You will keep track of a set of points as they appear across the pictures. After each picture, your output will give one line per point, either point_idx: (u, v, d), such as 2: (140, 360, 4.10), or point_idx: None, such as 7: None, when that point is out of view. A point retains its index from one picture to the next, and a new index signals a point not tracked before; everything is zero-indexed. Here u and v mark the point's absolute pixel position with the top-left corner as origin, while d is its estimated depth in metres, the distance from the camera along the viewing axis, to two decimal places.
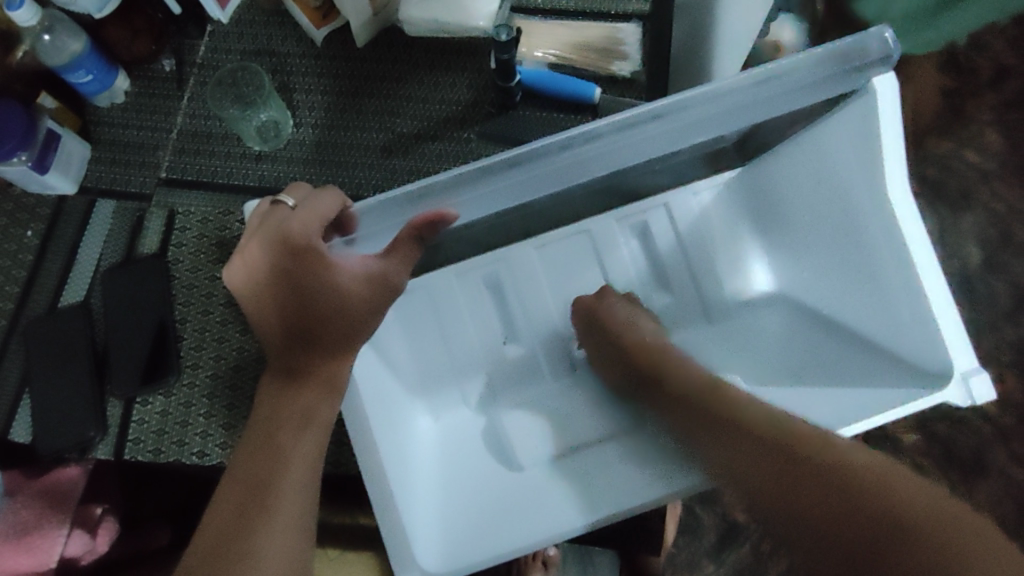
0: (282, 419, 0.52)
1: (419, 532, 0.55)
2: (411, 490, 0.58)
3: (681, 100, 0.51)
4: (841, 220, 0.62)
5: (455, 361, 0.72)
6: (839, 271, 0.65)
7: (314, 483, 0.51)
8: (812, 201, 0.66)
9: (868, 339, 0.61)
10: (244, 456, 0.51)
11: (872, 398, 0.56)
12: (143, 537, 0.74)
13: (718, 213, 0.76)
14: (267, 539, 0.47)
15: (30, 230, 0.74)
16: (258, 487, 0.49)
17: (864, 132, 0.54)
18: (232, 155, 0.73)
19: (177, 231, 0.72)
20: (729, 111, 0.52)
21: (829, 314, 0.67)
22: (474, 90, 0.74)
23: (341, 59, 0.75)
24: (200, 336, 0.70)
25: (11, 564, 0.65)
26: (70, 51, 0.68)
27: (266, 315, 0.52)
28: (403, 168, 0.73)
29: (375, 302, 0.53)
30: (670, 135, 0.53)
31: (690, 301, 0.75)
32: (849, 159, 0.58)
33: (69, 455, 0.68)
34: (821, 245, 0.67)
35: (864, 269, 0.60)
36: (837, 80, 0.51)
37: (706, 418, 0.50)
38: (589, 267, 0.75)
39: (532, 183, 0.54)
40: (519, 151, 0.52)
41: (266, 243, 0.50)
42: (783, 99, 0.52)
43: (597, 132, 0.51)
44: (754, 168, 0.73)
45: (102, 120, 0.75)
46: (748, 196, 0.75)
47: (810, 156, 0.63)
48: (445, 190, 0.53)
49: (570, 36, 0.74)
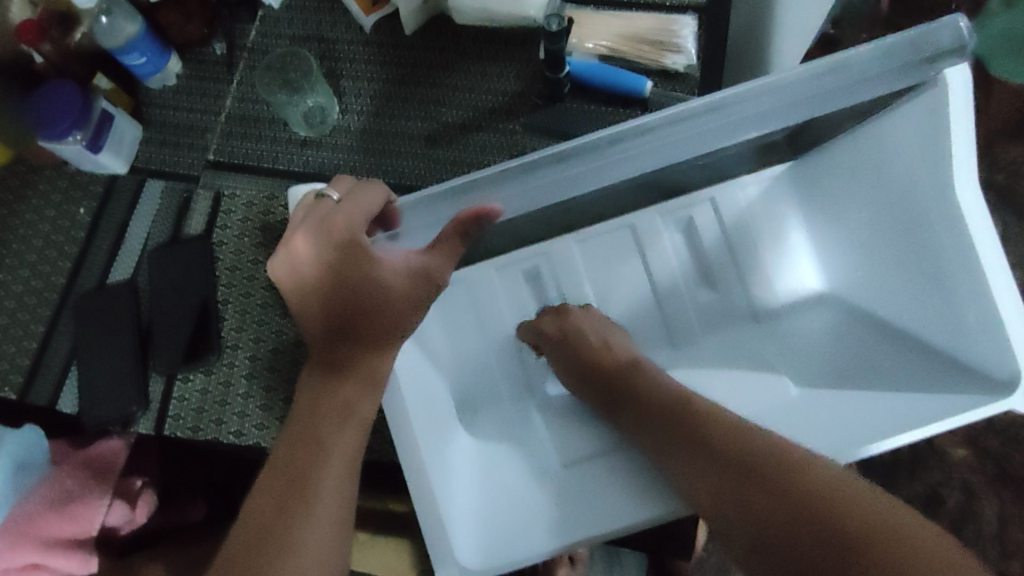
0: (322, 413, 0.52)
1: (460, 526, 0.55)
2: (452, 483, 0.57)
3: (736, 92, 0.48)
4: (908, 219, 0.58)
5: (484, 358, 0.70)
6: (898, 269, 0.61)
7: (353, 483, 0.52)
8: (872, 200, 0.63)
9: (930, 344, 0.58)
10: (285, 446, 0.52)
11: (931, 405, 0.53)
12: (180, 511, 0.76)
13: (764, 207, 0.73)
14: (308, 532, 0.48)
15: (82, 207, 0.76)
16: (300, 478, 0.50)
17: (934, 131, 0.52)
18: (278, 140, 0.73)
19: (223, 213, 0.73)
20: (785, 106, 0.49)
21: (885, 316, 0.64)
22: (521, 81, 0.73)
23: (389, 46, 0.75)
24: (241, 318, 0.70)
25: (56, 530, 0.67)
26: (126, 32, 0.70)
27: (309, 307, 0.53)
28: (446, 157, 0.72)
29: (416, 296, 0.53)
30: (725, 131, 0.51)
31: (738, 298, 0.72)
32: (914, 155, 0.55)
33: (112, 428, 0.70)
34: (875, 245, 0.64)
35: (933, 272, 0.56)
36: (904, 73, 0.48)
37: (685, 441, 0.53)
38: (630, 261, 0.72)
39: (580, 180, 0.52)
40: (567, 144, 0.50)
41: (310, 235, 0.52)
42: (846, 94, 0.48)
43: (648, 126, 0.50)
44: (808, 161, 0.71)
45: (153, 102, 0.77)
46: (799, 188, 0.73)
47: (869, 154, 0.61)
48: (489, 185, 0.51)
49: (623, 27, 0.72)
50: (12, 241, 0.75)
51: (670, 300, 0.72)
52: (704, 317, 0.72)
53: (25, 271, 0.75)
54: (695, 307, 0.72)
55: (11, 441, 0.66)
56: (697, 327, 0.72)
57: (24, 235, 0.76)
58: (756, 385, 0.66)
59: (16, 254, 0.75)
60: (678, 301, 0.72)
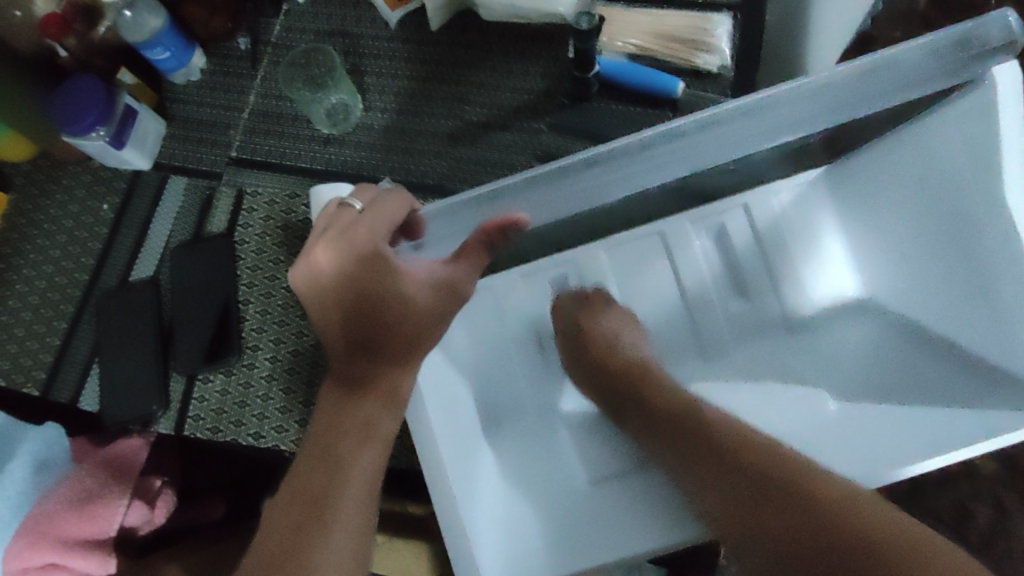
0: (345, 429, 0.51)
1: (484, 541, 0.53)
2: (477, 493, 0.57)
3: (772, 96, 0.46)
4: (953, 219, 0.54)
5: (512, 358, 0.69)
6: (947, 282, 0.57)
7: (373, 502, 0.51)
8: (917, 207, 0.59)
9: (984, 358, 0.53)
10: (305, 464, 0.51)
11: (967, 425, 0.51)
12: (200, 509, 0.76)
13: (798, 215, 0.71)
14: (324, 556, 0.48)
15: (105, 204, 0.76)
16: (317, 499, 0.49)
17: (985, 127, 0.48)
18: (301, 137, 0.72)
19: (245, 211, 0.72)
20: (824, 110, 0.46)
21: (929, 325, 0.60)
22: (549, 80, 0.71)
23: (415, 42, 0.73)
24: (262, 319, 0.69)
25: (74, 530, 0.65)
26: (150, 27, 0.69)
27: (330, 322, 0.52)
28: (470, 157, 0.70)
29: (440, 309, 0.52)
30: (763, 137, 0.48)
31: (772, 310, 0.70)
32: (960, 156, 0.52)
33: (132, 427, 0.69)
34: (920, 257, 0.60)
35: (976, 278, 0.53)
36: (946, 74, 0.45)
37: (679, 438, 0.55)
38: (658, 265, 0.70)
39: (614, 189, 0.49)
40: (598, 150, 0.47)
41: (331, 248, 0.50)
42: (886, 98, 0.46)
43: (680, 132, 0.47)
44: (847, 165, 0.66)
45: (177, 97, 0.76)
46: (837, 196, 0.70)
47: (916, 152, 0.57)
48: (515, 192, 0.48)
49: (653, 25, 0.69)
50: (36, 235, 0.76)
51: (702, 312, 0.70)
52: (736, 329, 0.69)
53: (49, 267, 0.75)
54: (726, 316, 0.70)
55: (33, 439, 0.67)
56: (730, 340, 0.69)
57: (49, 230, 0.76)
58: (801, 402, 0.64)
59: (40, 250, 0.75)
60: (720, 310, 0.70)
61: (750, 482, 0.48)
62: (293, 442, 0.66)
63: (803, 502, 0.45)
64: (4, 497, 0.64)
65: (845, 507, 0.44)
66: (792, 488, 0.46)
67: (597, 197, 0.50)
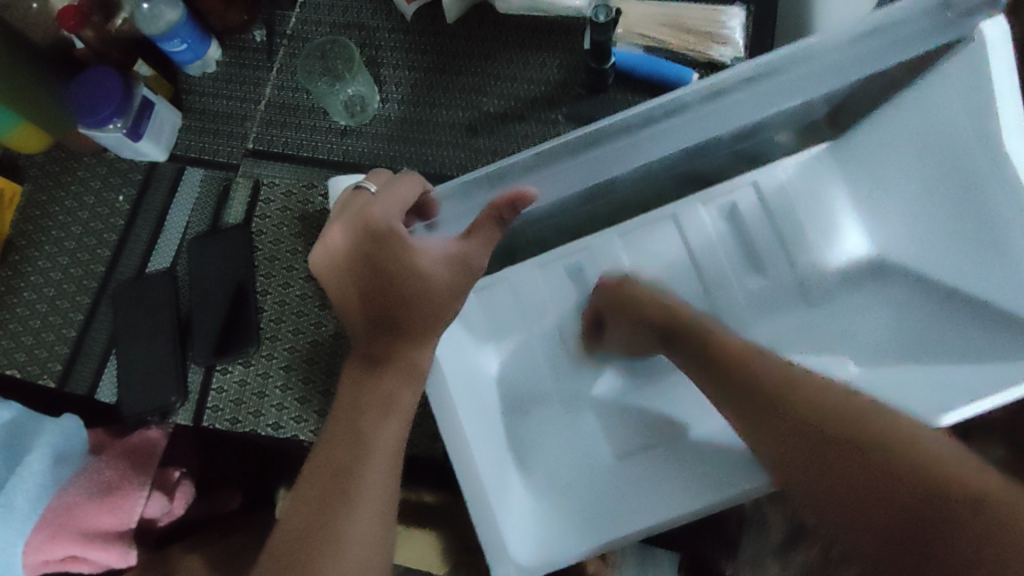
0: (364, 405, 0.51)
1: (512, 526, 0.54)
2: (505, 482, 0.57)
3: (773, 62, 0.46)
4: (960, 178, 0.54)
5: (529, 326, 0.69)
6: (960, 237, 0.56)
7: (395, 476, 0.51)
8: (916, 165, 0.59)
9: (997, 305, 0.53)
10: (330, 445, 0.50)
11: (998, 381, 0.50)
12: (213, 503, 0.75)
13: (802, 183, 0.69)
14: (354, 528, 0.47)
15: (121, 195, 0.77)
16: (343, 475, 0.49)
17: (976, 86, 0.49)
18: (318, 129, 0.72)
19: (262, 202, 0.72)
20: (825, 72, 0.46)
21: (948, 282, 0.59)
22: (564, 71, 0.71)
23: (429, 35, 0.74)
24: (280, 310, 0.69)
25: (93, 522, 0.64)
26: (167, 20, 0.70)
27: (350, 302, 0.52)
28: (488, 148, 0.71)
29: (456, 285, 0.52)
30: (761, 104, 0.48)
31: (785, 282, 0.69)
32: (957, 111, 0.51)
33: (150, 418, 0.70)
34: (927, 214, 0.60)
35: (982, 236, 0.53)
36: (935, 34, 0.46)
37: (733, 384, 0.50)
38: (666, 236, 0.70)
39: (615, 164, 0.51)
40: (597, 127, 0.48)
41: (347, 226, 0.50)
42: (886, 58, 0.46)
43: (685, 102, 0.47)
44: (851, 142, 0.66)
45: (193, 89, 0.77)
46: (844, 166, 0.68)
47: (916, 112, 0.56)
48: (525, 170, 0.50)
49: (672, 17, 0.69)
50: (51, 228, 0.77)
51: (719, 286, 0.69)
52: (755, 304, 0.69)
53: (64, 259, 0.76)
54: (744, 294, 0.69)
55: (52, 431, 0.68)
56: (748, 313, 0.68)
57: (64, 222, 0.77)
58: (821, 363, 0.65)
59: (55, 242, 0.77)
60: (740, 286, 0.69)
61: (791, 422, 0.44)
62: (313, 431, 0.65)
63: (878, 465, 0.39)
64: (23, 489, 0.64)
65: (895, 447, 0.39)
66: (841, 430, 0.42)
67: (601, 172, 0.51)
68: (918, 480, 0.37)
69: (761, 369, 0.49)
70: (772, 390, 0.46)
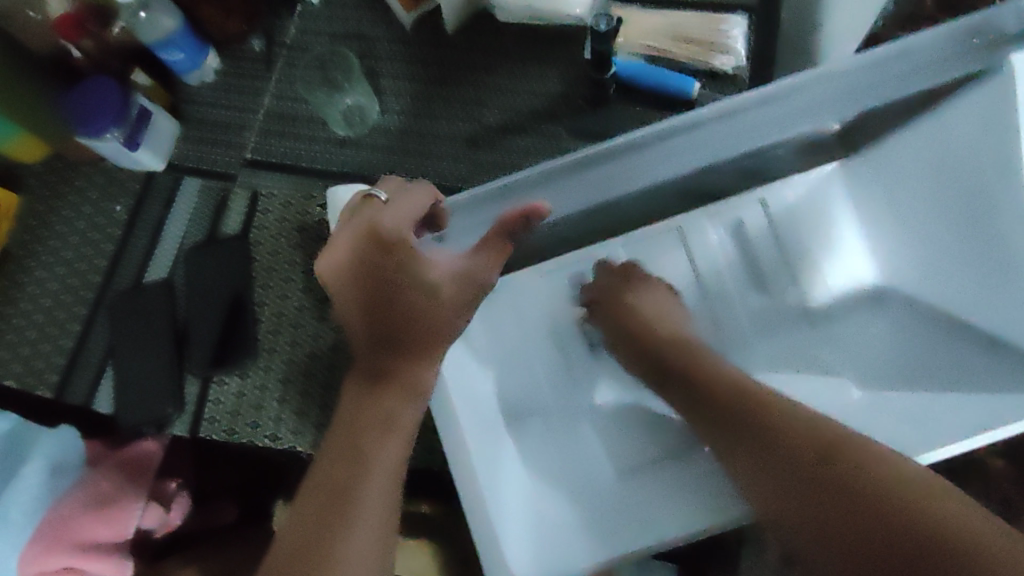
0: (365, 423, 0.51)
1: (514, 538, 0.54)
2: (505, 491, 0.56)
3: (788, 84, 0.46)
4: (976, 207, 0.53)
5: (530, 338, 0.68)
6: (975, 264, 0.55)
7: (395, 495, 0.51)
8: (932, 186, 0.58)
9: (1007, 340, 0.52)
10: (328, 462, 0.51)
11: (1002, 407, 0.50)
12: (210, 513, 0.74)
13: (813, 206, 0.70)
14: (351, 547, 0.47)
15: (118, 205, 0.77)
16: (341, 493, 0.49)
17: (1000, 115, 0.47)
18: (317, 140, 0.72)
19: (259, 213, 0.72)
20: (840, 94, 0.47)
21: (956, 307, 0.58)
22: (565, 83, 0.71)
23: (429, 46, 0.73)
24: (277, 321, 0.69)
25: (90, 536, 0.65)
26: (164, 29, 0.70)
27: (354, 313, 0.51)
28: (488, 160, 0.70)
29: (462, 299, 0.52)
30: (774, 124, 0.48)
31: (789, 301, 0.69)
32: (976, 139, 0.50)
33: (146, 430, 0.70)
34: (942, 239, 0.59)
35: (997, 266, 0.52)
36: (961, 62, 0.45)
37: (727, 418, 0.50)
38: (675, 255, 0.69)
39: (626, 181, 0.50)
40: (610, 143, 0.48)
41: (355, 237, 0.49)
42: (900, 85, 0.46)
43: (701, 121, 0.46)
44: (865, 163, 0.66)
45: (191, 99, 0.78)
46: (855, 190, 0.69)
47: (935, 140, 0.55)
48: (537, 183, 0.49)
49: (673, 25, 0.69)
50: (48, 238, 0.77)
51: (721, 305, 0.69)
52: (756, 322, 0.68)
53: (61, 268, 0.76)
54: (747, 313, 0.68)
55: (47, 442, 0.68)
56: (749, 333, 0.68)
57: (61, 232, 0.77)
58: (820, 389, 0.63)
59: (52, 252, 0.76)
60: (743, 305, 0.69)
61: (785, 460, 0.46)
62: (311, 445, 0.65)
63: (880, 510, 0.41)
64: (19, 504, 0.63)
65: (894, 490, 0.41)
66: (836, 472, 0.44)
67: (612, 189, 0.50)
68: (920, 523, 0.39)
69: (765, 410, 0.49)
70: (768, 424, 0.48)
